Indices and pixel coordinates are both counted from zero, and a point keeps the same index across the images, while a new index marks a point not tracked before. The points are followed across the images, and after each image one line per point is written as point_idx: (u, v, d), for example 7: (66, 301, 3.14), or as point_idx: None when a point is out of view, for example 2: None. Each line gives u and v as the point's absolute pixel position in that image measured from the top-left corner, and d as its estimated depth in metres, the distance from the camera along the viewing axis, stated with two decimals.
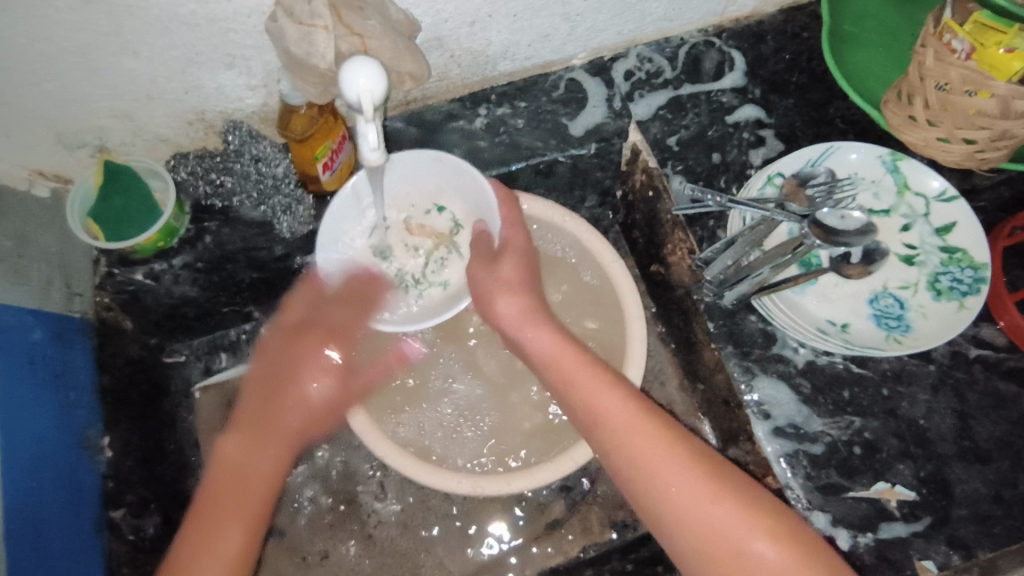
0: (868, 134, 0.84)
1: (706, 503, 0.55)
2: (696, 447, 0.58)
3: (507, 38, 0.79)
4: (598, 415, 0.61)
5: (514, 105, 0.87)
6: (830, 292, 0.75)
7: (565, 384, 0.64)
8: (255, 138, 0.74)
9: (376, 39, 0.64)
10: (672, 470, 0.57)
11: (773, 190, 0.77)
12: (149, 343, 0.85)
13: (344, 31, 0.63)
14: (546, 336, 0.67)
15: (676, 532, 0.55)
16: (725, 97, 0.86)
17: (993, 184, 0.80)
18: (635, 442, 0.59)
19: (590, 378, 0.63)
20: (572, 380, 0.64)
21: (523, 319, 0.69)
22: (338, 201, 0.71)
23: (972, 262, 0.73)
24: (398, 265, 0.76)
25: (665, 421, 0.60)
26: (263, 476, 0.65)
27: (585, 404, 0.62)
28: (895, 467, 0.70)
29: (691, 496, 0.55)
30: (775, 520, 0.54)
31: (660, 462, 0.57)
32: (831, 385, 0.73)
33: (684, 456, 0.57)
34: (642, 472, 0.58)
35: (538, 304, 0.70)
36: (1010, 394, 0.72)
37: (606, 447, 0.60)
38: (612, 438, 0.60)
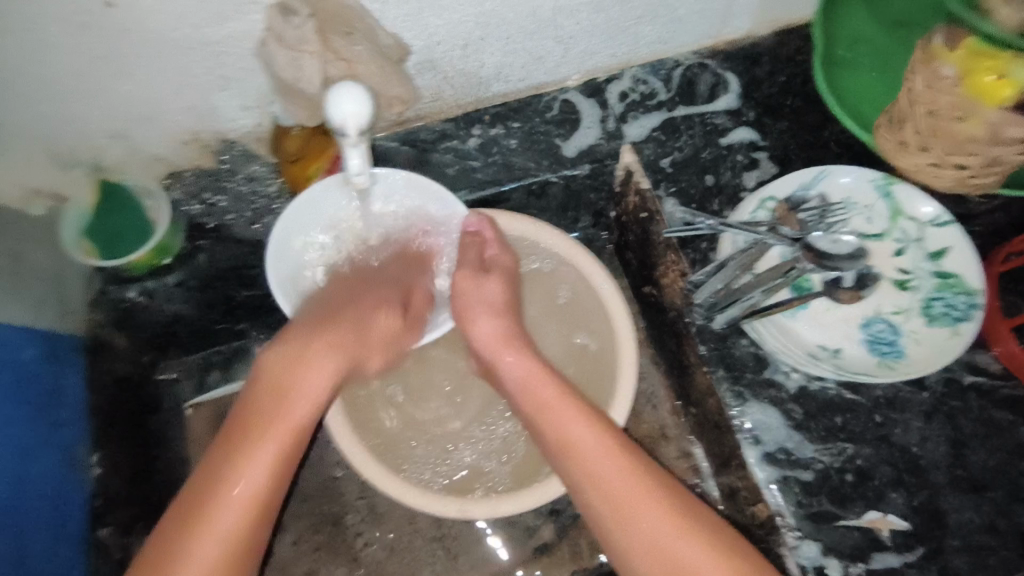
0: (862, 157, 0.84)
1: (668, 535, 0.55)
2: (662, 482, 0.59)
3: (500, 60, 0.80)
4: (572, 442, 0.62)
5: (507, 125, 0.87)
6: (822, 317, 0.74)
7: (538, 413, 0.65)
8: (250, 159, 0.77)
9: (363, 64, 0.67)
10: (637, 503, 0.57)
11: (765, 214, 0.77)
12: (141, 361, 0.84)
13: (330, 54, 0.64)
14: (524, 361, 0.69)
15: (637, 562, 0.56)
16: (718, 119, 0.87)
17: (988, 209, 0.79)
18: (603, 475, 0.59)
19: (566, 406, 0.64)
20: (550, 408, 0.65)
21: (503, 343, 0.71)
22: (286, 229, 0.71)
23: (964, 287, 0.73)
24: None
25: (636, 454, 0.61)
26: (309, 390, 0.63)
27: (558, 434, 0.63)
28: (888, 495, 0.69)
29: (654, 530, 0.56)
30: (742, 565, 0.54)
31: (625, 496, 0.58)
32: (824, 411, 0.72)
33: (651, 491, 0.58)
34: (608, 503, 0.58)
35: (517, 329, 0.73)
36: (1004, 422, 0.71)
37: (576, 477, 0.61)
38: (581, 469, 0.60)
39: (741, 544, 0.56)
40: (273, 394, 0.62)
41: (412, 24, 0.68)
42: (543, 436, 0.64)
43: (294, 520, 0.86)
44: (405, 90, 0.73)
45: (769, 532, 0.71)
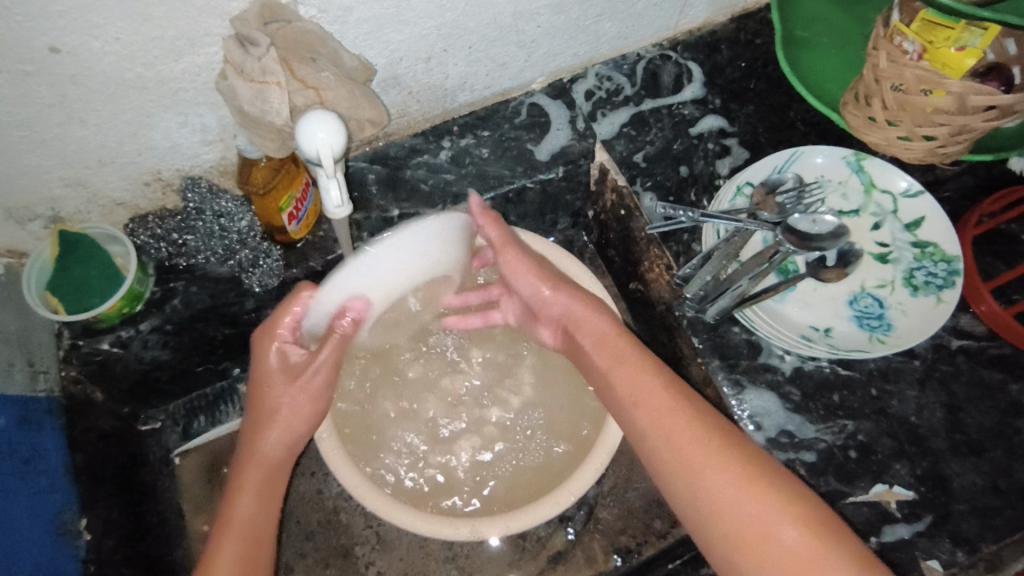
0: (829, 134, 0.85)
1: (737, 493, 0.54)
2: (732, 440, 0.57)
3: (464, 70, 0.78)
4: (641, 397, 0.62)
5: (477, 134, 0.86)
6: (810, 297, 0.75)
7: (613, 366, 0.66)
8: (216, 194, 0.74)
9: (331, 89, 0.63)
10: (698, 450, 0.57)
11: (743, 201, 0.77)
12: (122, 412, 0.81)
13: (296, 85, 0.62)
14: (595, 321, 0.69)
15: (707, 513, 0.55)
16: (686, 109, 0.87)
17: (956, 174, 0.81)
18: (671, 431, 0.59)
19: (634, 362, 0.64)
20: (621, 360, 0.65)
21: (570, 303, 0.70)
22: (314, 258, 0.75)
23: (943, 255, 0.74)
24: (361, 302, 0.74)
25: (706, 413, 0.59)
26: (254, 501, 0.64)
27: (628, 386, 0.63)
28: (892, 467, 0.69)
29: (722, 487, 0.55)
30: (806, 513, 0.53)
31: (692, 454, 0.57)
32: (820, 389, 0.73)
33: (720, 448, 0.56)
34: (679, 461, 0.57)
35: (587, 298, 0.71)
36: (995, 382, 0.72)
37: (646, 431, 0.60)
38: (652, 424, 0.60)
39: (814, 504, 0.54)
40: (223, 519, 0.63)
41: (372, 42, 0.66)
42: (614, 392, 0.65)
43: (301, 558, 0.84)
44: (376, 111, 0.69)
45: None
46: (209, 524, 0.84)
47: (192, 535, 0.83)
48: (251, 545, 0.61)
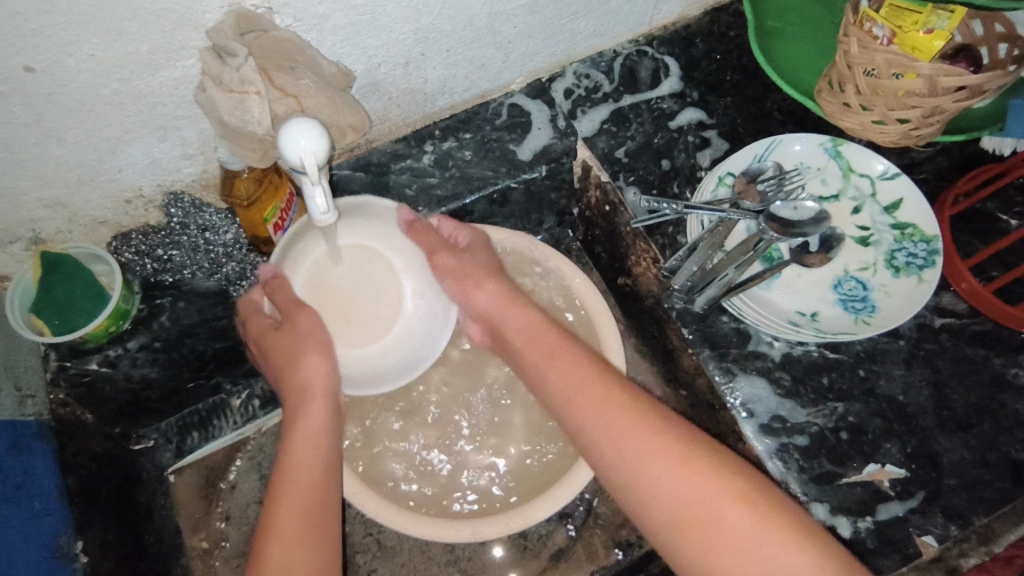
0: (806, 122, 0.86)
1: (667, 474, 0.55)
2: (673, 433, 0.58)
3: (443, 74, 0.79)
4: (581, 396, 0.63)
5: (459, 137, 0.86)
6: (795, 283, 0.76)
7: (544, 361, 0.67)
8: (200, 208, 0.73)
9: (311, 98, 0.64)
10: (625, 441, 0.58)
11: (726, 190, 0.78)
12: (113, 433, 0.79)
13: (276, 93, 0.62)
14: (525, 316, 0.71)
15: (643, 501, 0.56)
16: (664, 103, 0.88)
17: (931, 155, 0.82)
18: (615, 426, 0.59)
19: (572, 361, 0.65)
20: (551, 355, 0.67)
21: (502, 300, 0.72)
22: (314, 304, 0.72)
23: (923, 235, 0.75)
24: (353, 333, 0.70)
25: (651, 411, 0.60)
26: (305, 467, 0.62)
27: (566, 387, 0.64)
28: (883, 446, 0.70)
29: (665, 478, 0.55)
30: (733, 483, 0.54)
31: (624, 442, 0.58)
32: (810, 373, 0.74)
33: (661, 440, 0.57)
34: (612, 451, 0.59)
35: (508, 295, 0.72)
36: (979, 358, 0.74)
37: (590, 430, 0.61)
38: (595, 422, 0.61)
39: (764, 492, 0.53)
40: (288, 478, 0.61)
41: (350, 49, 0.66)
42: (553, 393, 0.65)
43: None
44: (357, 117, 0.70)
45: None
46: (208, 540, 0.83)
47: (191, 551, 0.82)
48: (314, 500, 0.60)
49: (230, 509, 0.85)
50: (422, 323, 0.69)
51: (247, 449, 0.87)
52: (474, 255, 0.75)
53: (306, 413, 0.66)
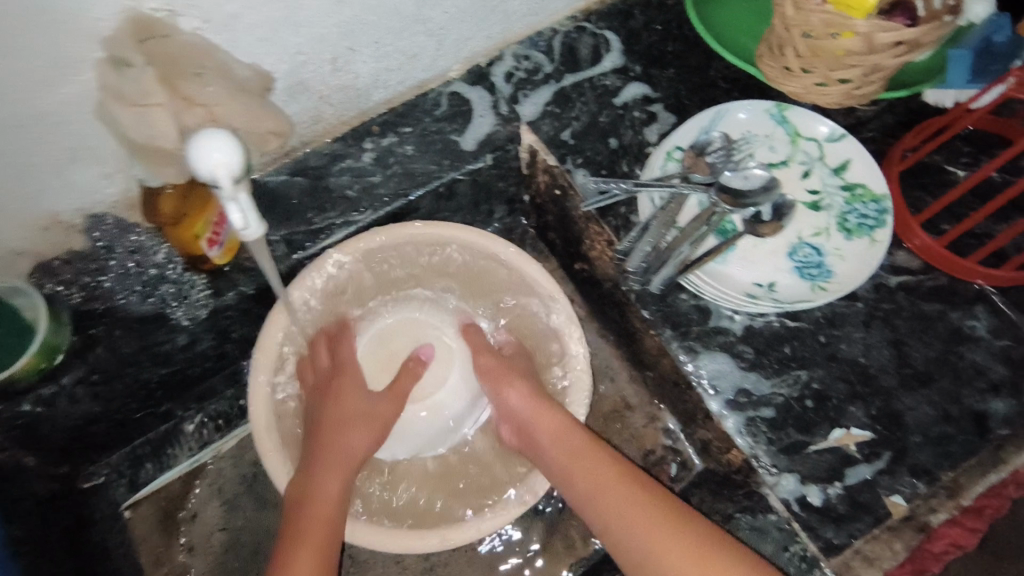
0: (751, 89, 0.85)
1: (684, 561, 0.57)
2: (691, 527, 0.59)
3: (374, 67, 0.75)
4: (602, 488, 0.65)
5: (398, 132, 0.83)
6: (751, 254, 0.75)
7: (569, 458, 0.68)
8: (126, 230, 0.68)
9: (223, 107, 0.61)
10: (644, 529, 0.60)
11: (675, 165, 0.76)
12: (60, 472, 0.74)
13: (182, 104, 0.59)
14: (546, 415, 0.71)
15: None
16: (607, 80, 0.85)
17: (876, 113, 0.82)
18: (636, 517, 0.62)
19: (599, 459, 0.67)
20: (574, 451, 0.68)
21: (533, 405, 0.72)
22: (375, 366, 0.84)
23: (872, 195, 0.75)
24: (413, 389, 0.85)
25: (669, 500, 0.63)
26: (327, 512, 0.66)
27: (587, 476, 0.66)
28: (848, 410, 0.70)
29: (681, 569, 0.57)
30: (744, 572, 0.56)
31: (641, 525, 0.61)
32: (772, 344, 0.73)
33: (676, 522, 0.60)
34: (632, 535, 0.61)
35: (543, 400, 0.73)
36: (935, 313, 0.74)
37: (608, 521, 0.63)
38: (625, 513, 0.62)
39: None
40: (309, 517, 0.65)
41: (271, 48, 0.63)
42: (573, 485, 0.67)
43: None
44: (277, 122, 0.69)
45: (746, 476, 0.71)
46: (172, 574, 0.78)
47: None
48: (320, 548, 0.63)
49: (193, 540, 0.80)
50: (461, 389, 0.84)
51: (206, 475, 0.82)
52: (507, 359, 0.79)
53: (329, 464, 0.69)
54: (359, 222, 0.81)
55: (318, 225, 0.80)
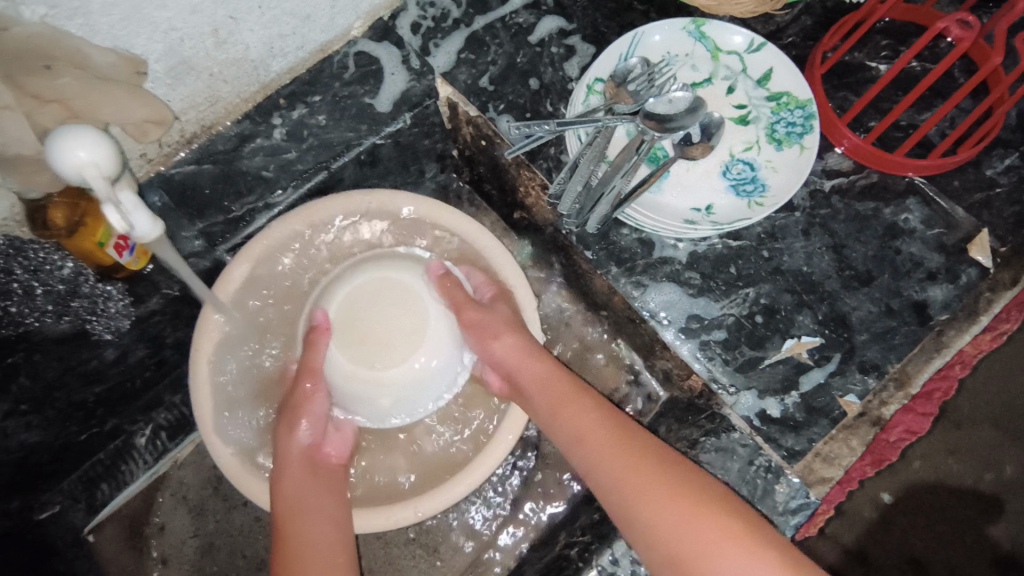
0: (668, 8, 0.82)
1: (675, 518, 0.55)
2: (684, 478, 0.57)
3: (264, 35, 0.69)
4: (580, 436, 0.63)
5: (308, 102, 0.78)
6: (684, 178, 0.74)
7: (559, 411, 0.65)
8: (21, 247, 0.62)
9: (81, 99, 0.57)
10: (637, 484, 0.58)
11: (598, 99, 0.74)
12: (12, 508, 0.69)
13: (34, 103, 0.55)
14: (540, 371, 0.67)
15: (656, 540, 0.55)
16: (520, 17, 0.81)
17: (794, 17, 0.80)
18: (611, 460, 0.60)
19: (574, 403, 0.65)
20: (568, 404, 0.65)
21: (518, 356, 0.68)
22: (361, 326, 0.70)
23: (797, 101, 0.74)
24: (372, 365, 0.70)
25: (634, 438, 0.61)
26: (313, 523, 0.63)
27: (574, 429, 0.63)
28: (796, 320, 0.71)
29: (652, 511, 0.56)
30: (745, 530, 0.53)
31: (635, 477, 0.58)
32: (718, 266, 0.73)
33: (665, 474, 0.57)
34: (627, 488, 0.58)
35: (527, 347, 0.69)
36: (870, 212, 0.75)
37: (589, 467, 0.61)
38: (596, 456, 0.61)
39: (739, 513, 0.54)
40: (298, 534, 0.63)
41: (136, 27, 0.57)
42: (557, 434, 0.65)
43: None
44: (153, 110, 0.63)
45: (707, 399, 0.72)
46: None
47: None
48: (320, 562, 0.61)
49: (166, 551, 0.78)
50: (430, 377, 0.72)
51: (168, 485, 0.80)
52: (497, 308, 0.72)
53: (295, 477, 0.67)
54: (279, 202, 0.81)
55: (236, 212, 0.78)
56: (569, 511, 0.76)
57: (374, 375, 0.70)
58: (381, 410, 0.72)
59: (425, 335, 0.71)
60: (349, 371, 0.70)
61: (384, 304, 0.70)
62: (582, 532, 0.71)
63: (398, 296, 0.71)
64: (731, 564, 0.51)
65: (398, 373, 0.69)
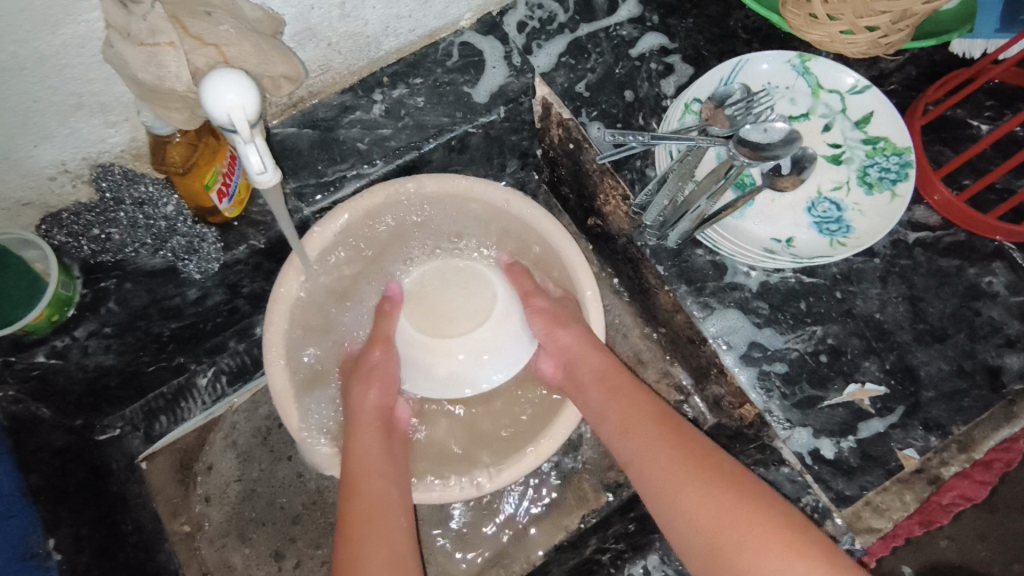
0: (772, 40, 0.82)
1: (714, 510, 0.54)
2: (731, 475, 0.56)
3: (383, 14, 0.72)
4: (628, 420, 0.63)
5: (409, 83, 0.81)
6: (768, 209, 0.74)
7: (608, 396, 0.66)
8: (133, 180, 0.68)
9: (234, 46, 0.58)
10: (677, 471, 0.58)
11: (693, 118, 0.75)
12: (75, 425, 0.74)
13: (193, 44, 0.55)
14: (591, 356, 0.69)
15: (695, 528, 0.55)
16: (624, 30, 0.83)
17: (898, 66, 0.80)
18: (656, 451, 0.60)
19: (630, 393, 0.65)
20: (615, 391, 0.66)
21: (574, 341, 0.70)
22: (424, 296, 0.82)
23: (895, 148, 0.73)
24: (433, 331, 0.80)
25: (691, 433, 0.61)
26: (376, 476, 0.65)
27: (620, 415, 0.64)
28: (862, 365, 0.70)
29: (692, 503, 0.56)
30: (788, 530, 0.52)
31: (675, 465, 0.58)
32: (788, 300, 0.73)
33: (709, 466, 0.57)
34: (666, 475, 0.58)
35: (592, 339, 0.71)
36: (953, 269, 0.73)
37: (630, 457, 0.61)
38: (639, 442, 0.61)
39: (797, 519, 0.53)
40: (363, 483, 0.64)
41: None
42: (606, 421, 0.65)
43: (291, 543, 0.80)
44: (290, 67, 0.64)
45: (759, 430, 0.72)
46: (190, 523, 0.80)
47: (172, 536, 0.79)
48: (379, 508, 0.62)
49: (210, 490, 0.81)
50: (490, 356, 0.79)
51: (221, 429, 0.83)
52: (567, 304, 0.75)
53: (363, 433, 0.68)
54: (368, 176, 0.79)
55: (327, 177, 0.78)
56: (600, 517, 0.77)
57: (428, 342, 0.79)
58: (443, 382, 0.79)
59: (488, 316, 0.80)
60: (409, 336, 0.80)
61: (446, 279, 0.83)
62: (614, 540, 0.72)
63: (462, 279, 0.82)
64: (769, 562, 0.50)
65: (455, 342, 0.78)
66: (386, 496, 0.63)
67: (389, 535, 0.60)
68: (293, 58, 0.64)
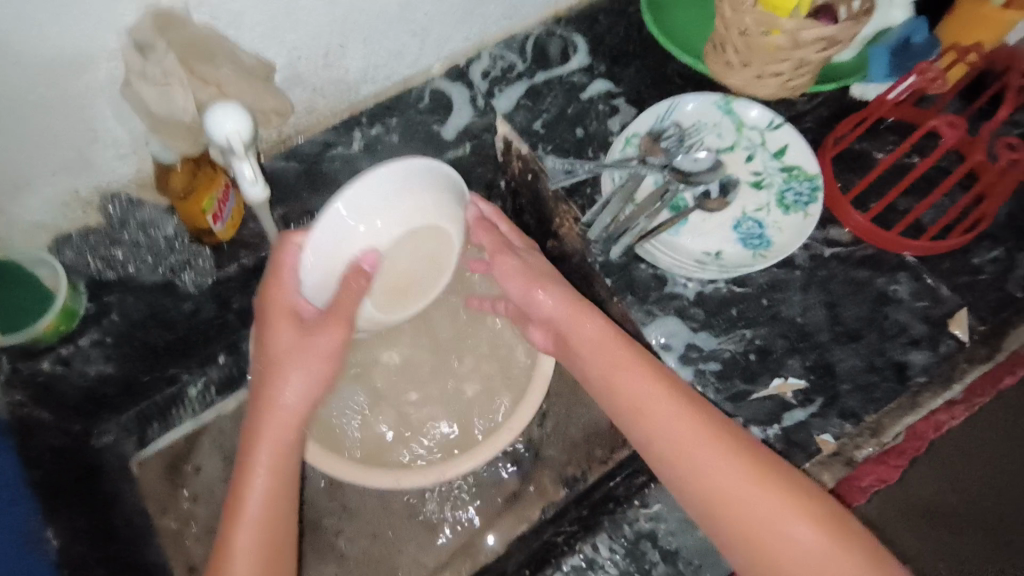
0: (703, 85, 0.94)
1: (742, 490, 0.61)
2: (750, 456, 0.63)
3: (363, 63, 0.84)
4: (642, 402, 0.67)
5: (386, 123, 0.91)
6: (700, 227, 0.84)
7: (615, 371, 0.69)
8: (137, 205, 0.78)
9: (232, 85, 0.70)
10: (700, 454, 0.63)
11: (633, 151, 0.86)
12: (72, 430, 0.80)
13: (199, 84, 0.69)
14: (599, 336, 0.71)
15: (720, 507, 0.62)
16: (575, 77, 0.94)
17: (812, 106, 0.92)
18: (678, 434, 0.64)
19: (645, 370, 0.68)
20: (626, 369, 0.68)
21: (569, 313, 0.72)
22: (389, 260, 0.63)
23: (806, 175, 0.84)
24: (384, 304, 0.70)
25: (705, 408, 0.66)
26: (272, 476, 0.63)
27: (632, 396, 0.67)
28: (786, 362, 0.79)
29: (721, 483, 0.62)
30: (806, 506, 0.60)
31: (698, 447, 0.63)
32: (721, 307, 0.82)
33: (727, 448, 0.63)
34: (690, 458, 0.63)
35: (574, 300, 0.73)
36: (865, 278, 0.83)
37: (652, 437, 0.66)
38: (657, 425, 0.65)
39: (810, 490, 0.62)
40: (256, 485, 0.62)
41: (269, 42, 0.72)
42: (618, 400, 0.69)
43: None
44: (279, 103, 0.78)
45: None
46: (178, 521, 0.85)
47: (161, 532, 0.84)
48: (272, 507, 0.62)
49: (197, 489, 0.86)
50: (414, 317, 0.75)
51: (210, 433, 0.89)
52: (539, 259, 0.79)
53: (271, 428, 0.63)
54: None
55: (311, 204, 0.88)
56: (558, 509, 0.84)
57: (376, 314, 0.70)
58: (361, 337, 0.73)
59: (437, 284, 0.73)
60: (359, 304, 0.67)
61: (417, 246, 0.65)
62: (569, 523, 0.80)
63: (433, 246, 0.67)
64: (794, 537, 0.59)
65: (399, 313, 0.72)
66: (280, 495, 0.63)
67: (287, 511, 0.63)
68: (281, 96, 0.78)
